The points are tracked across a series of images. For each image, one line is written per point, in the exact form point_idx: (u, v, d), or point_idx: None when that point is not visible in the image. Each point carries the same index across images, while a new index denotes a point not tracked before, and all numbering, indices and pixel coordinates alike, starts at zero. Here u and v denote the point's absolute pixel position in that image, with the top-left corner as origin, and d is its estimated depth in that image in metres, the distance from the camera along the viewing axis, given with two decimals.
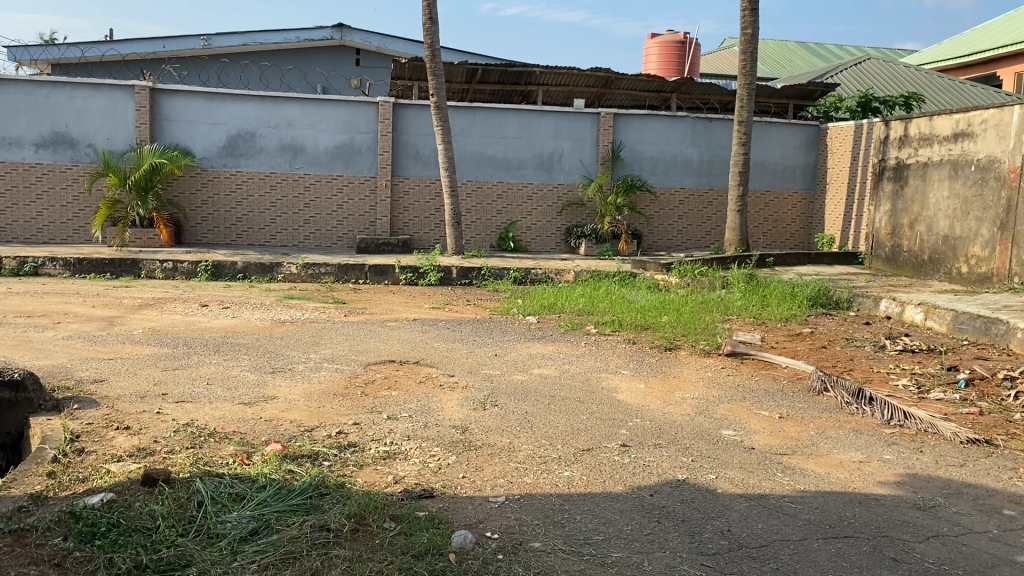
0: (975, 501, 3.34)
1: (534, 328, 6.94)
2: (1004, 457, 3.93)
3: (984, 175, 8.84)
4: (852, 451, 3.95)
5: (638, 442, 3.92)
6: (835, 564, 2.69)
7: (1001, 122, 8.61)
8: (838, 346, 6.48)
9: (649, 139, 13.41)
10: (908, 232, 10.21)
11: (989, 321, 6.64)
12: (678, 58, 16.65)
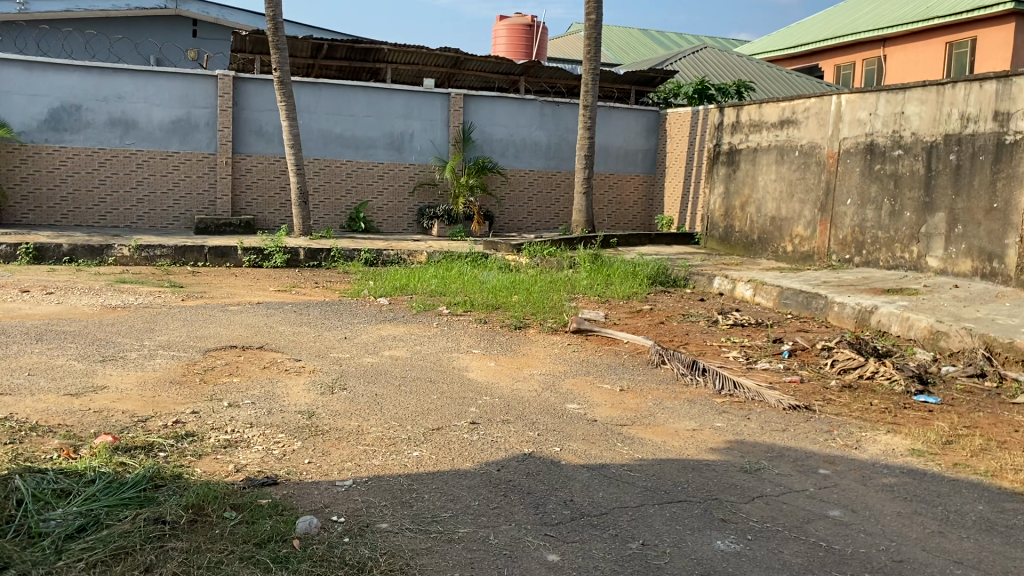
0: (795, 462, 3.61)
1: (385, 310, 6.88)
2: (819, 421, 4.27)
3: (806, 160, 9.48)
4: (686, 420, 4.17)
5: (486, 420, 3.97)
6: (669, 528, 2.84)
7: (821, 110, 9.26)
8: (675, 321, 6.81)
9: (498, 120, 13.52)
10: (739, 213, 10.80)
11: (810, 296, 7.15)
12: (526, 41, 16.85)
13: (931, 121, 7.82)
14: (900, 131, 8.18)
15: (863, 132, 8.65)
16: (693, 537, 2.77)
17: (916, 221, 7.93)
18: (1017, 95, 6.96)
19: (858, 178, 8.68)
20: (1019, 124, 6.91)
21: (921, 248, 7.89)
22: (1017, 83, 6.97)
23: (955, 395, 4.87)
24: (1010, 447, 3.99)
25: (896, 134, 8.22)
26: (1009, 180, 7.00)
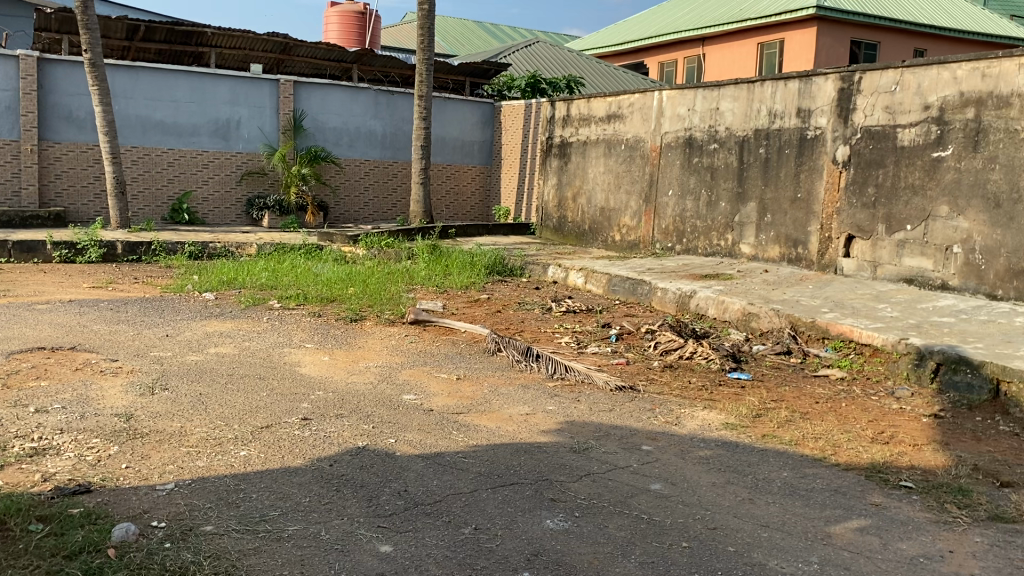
0: (621, 440, 3.78)
1: (212, 305, 6.59)
2: (643, 401, 4.48)
3: (632, 153, 9.89)
4: (520, 405, 4.26)
5: (319, 415, 3.90)
6: (500, 510, 2.90)
7: (645, 105, 9.68)
8: (511, 309, 6.93)
9: (331, 109, 13.25)
10: (571, 203, 11.11)
11: (636, 282, 7.49)
12: (359, 29, 16.59)
13: (743, 117, 8.35)
14: (715, 126, 8.68)
15: (683, 126, 9.11)
16: (524, 518, 2.85)
17: (731, 211, 8.46)
18: (816, 93, 7.55)
19: (679, 170, 9.14)
20: (819, 120, 7.51)
21: (735, 236, 8.43)
22: (816, 83, 7.55)
23: (764, 371, 5.26)
24: (811, 417, 4.35)
25: (712, 128, 8.73)
26: (810, 172, 7.60)
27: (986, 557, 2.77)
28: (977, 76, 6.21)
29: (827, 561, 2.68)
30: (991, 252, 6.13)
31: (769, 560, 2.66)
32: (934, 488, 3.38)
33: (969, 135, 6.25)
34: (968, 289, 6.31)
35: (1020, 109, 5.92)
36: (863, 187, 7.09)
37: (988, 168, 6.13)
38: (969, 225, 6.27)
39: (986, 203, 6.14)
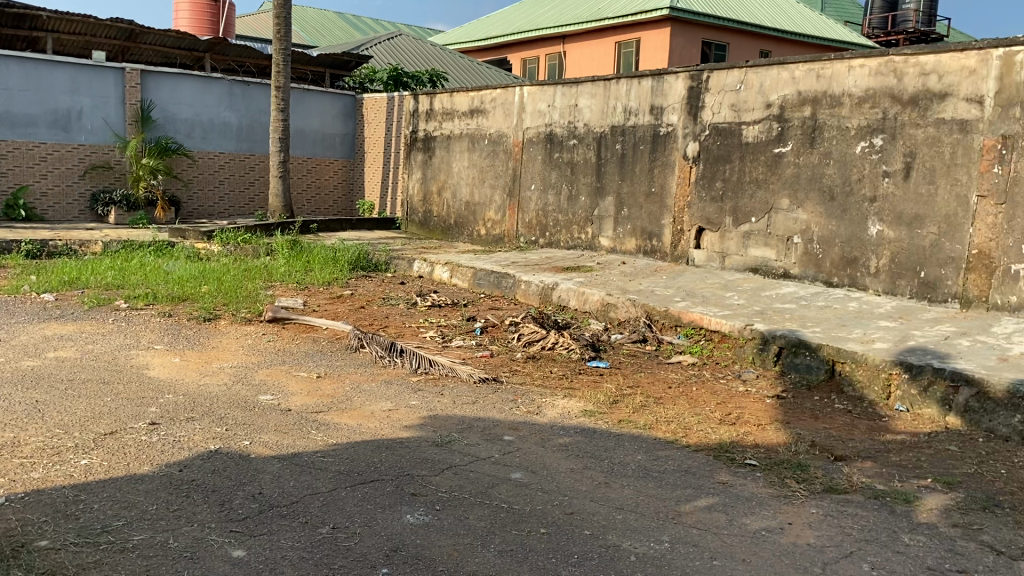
0: (483, 432, 3.81)
1: (51, 307, 6.18)
2: (506, 392, 4.53)
3: (495, 148, 9.97)
4: (382, 401, 4.22)
5: (168, 419, 3.73)
6: (359, 508, 2.86)
7: (506, 101, 9.78)
8: (374, 305, 6.85)
9: (182, 100, 12.69)
10: (436, 198, 11.09)
11: (500, 276, 7.56)
12: (212, 17, 15.94)
13: (600, 113, 8.57)
14: (574, 122, 8.87)
15: (543, 122, 9.26)
16: (384, 515, 2.82)
17: (590, 205, 8.67)
18: (668, 91, 7.83)
19: (540, 165, 9.29)
20: (671, 117, 7.81)
21: (595, 229, 8.65)
22: (667, 81, 7.84)
23: (622, 359, 5.43)
24: (664, 401, 4.54)
25: (571, 124, 8.91)
26: (664, 167, 7.89)
27: (820, 526, 2.97)
28: (812, 77, 6.61)
29: (678, 539, 2.80)
30: (827, 242, 6.56)
31: (623, 541, 2.75)
32: (775, 465, 3.59)
33: (806, 132, 6.66)
34: (807, 276, 6.73)
35: (849, 108, 6.36)
36: (712, 181, 7.43)
37: (823, 163, 6.55)
38: (807, 217, 6.68)
39: (822, 196, 6.56)
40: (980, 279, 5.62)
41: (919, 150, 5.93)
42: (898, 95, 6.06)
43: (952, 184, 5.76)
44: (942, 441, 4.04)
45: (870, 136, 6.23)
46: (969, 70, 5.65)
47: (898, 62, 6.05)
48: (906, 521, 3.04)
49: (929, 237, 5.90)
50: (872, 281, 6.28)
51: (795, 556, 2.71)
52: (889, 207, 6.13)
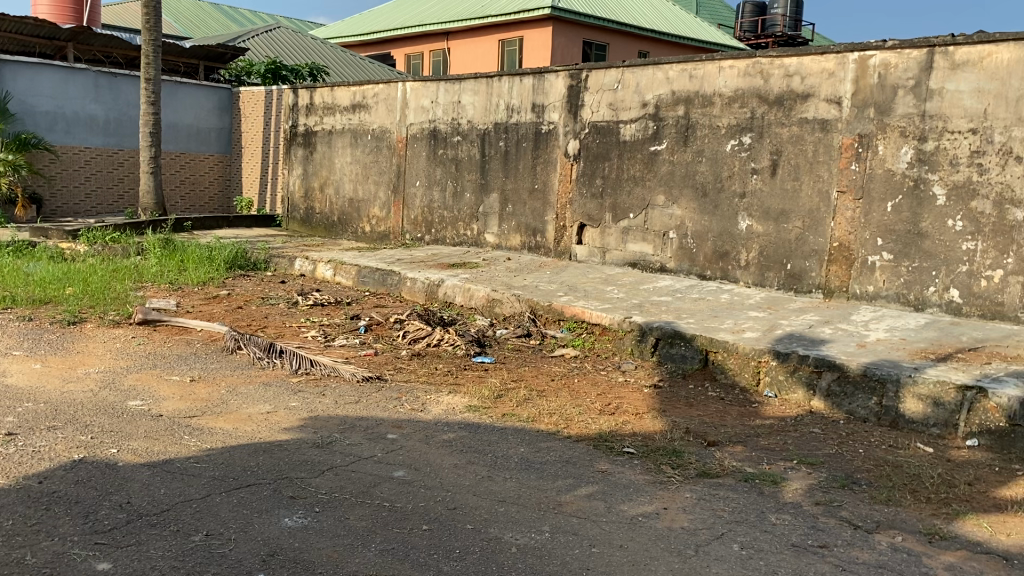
0: (365, 431, 3.77)
1: None
2: (390, 390, 4.50)
3: (378, 144, 9.86)
4: (260, 404, 4.12)
5: (27, 429, 3.52)
6: (235, 514, 2.78)
7: (389, 96, 9.68)
8: (253, 305, 6.66)
9: (42, 91, 11.97)
10: (318, 194, 10.87)
11: (384, 273, 7.50)
12: (75, 4, 15.10)
13: (483, 110, 8.60)
14: (457, 119, 8.87)
15: (426, 118, 9.22)
16: (261, 519, 2.76)
17: (475, 201, 8.71)
18: (549, 89, 7.94)
19: (424, 161, 9.25)
20: (552, 115, 7.92)
21: (480, 225, 8.69)
22: (548, 79, 7.94)
23: (506, 354, 5.48)
24: (547, 394, 4.61)
25: (454, 121, 8.91)
26: (546, 164, 8.00)
27: (693, 510, 3.08)
28: (685, 77, 6.84)
29: (558, 529, 2.85)
30: (701, 237, 6.80)
31: (504, 533, 2.78)
32: (652, 452, 3.71)
33: (680, 131, 6.88)
34: (682, 270, 6.96)
35: (720, 107, 6.61)
36: (592, 178, 7.58)
37: (696, 161, 6.79)
38: (682, 213, 6.91)
39: (696, 192, 6.80)
40: (840, 270, 5.96)
41: (784, 148, 6.23)
42: (764, 96, 6.34)
43: (814, 180, 6.08)
44: (806, 424, 4.26)
45: (740, 135, 6.50)
46: (829, 73, 5.97)
47: (764, 63, 6.33)
48: (772, 501, 3.19)
49: (794, 231, 6.20)
50: (742, 274, 6.56)
51: (670, 540, 2.81)
52: (758, 203, 6.41)
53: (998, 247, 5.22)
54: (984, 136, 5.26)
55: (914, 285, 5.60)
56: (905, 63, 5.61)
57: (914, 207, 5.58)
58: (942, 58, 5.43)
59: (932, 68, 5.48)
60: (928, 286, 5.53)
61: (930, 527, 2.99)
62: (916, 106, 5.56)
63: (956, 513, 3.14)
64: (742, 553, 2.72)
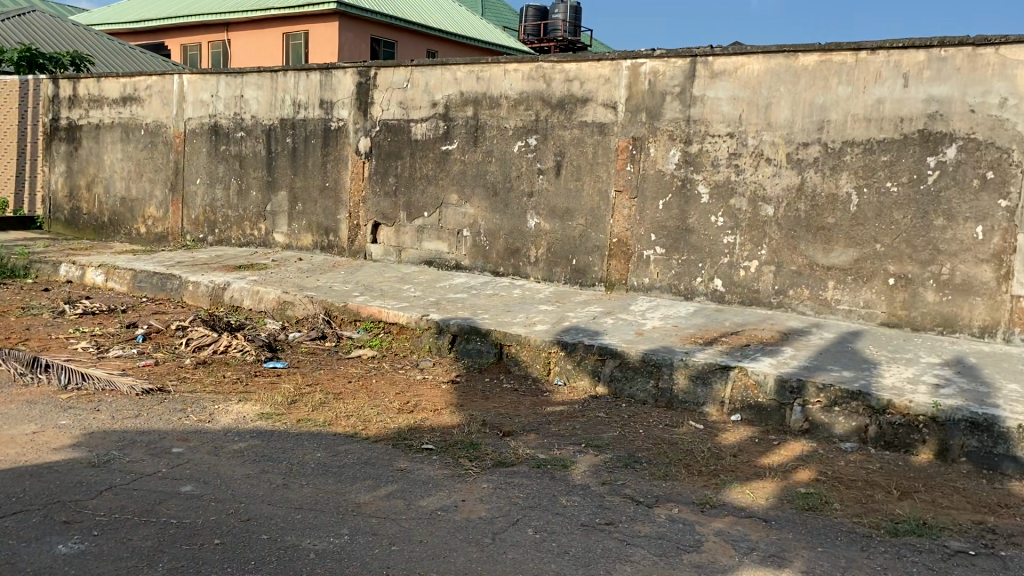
0: (147, 447, 3.55)
1: None
2: (174, 401, 4.27)
3: (153, 139, 9.26)
4: (25, 424, 3.76)
5: None
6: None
7: (164, 89, 9.11)
8: (12, 316, 6.07)
9: None
10: (85, 193, 10.03)
11: (164, 277, 7.09)
12: None
13: (268, 106, 8.32)
14: (240, 114, 8.52)
15: (207, 113, 8.78)
16: (30, 549, 2.54)
17: (262, 200, 8.42)
18: (336, 86, 7.82)
19: (205, 158, 8.81)
20: (340, 113, 7.81)
21: (268, 225, 8.42)
22: (335, 76, 7.82)
23: (299, 357, 5.37)
24: (343, 397, 4.56)
25: (237, 116, 8.55)
26: (336, 162, 7.88)
27: (490, 499, 3.18)
28: (472, 78, 6.99)
29: (357, 531, 2.84)
30: (492, 234, 6.98)
31: (302, 540, 2.74)
32: (449, 447, 3.78)
33: (469, 131, 7.03)
34: (475, 267, 7.12)
35: (507, 108, 6.82)
36: (384, 177, 7.57)
37: (486, 160, 6.96)
38: (473, 211, 7.06)
39: (486, 191, 6.97)
40: (620, 264, 6.35)
41: (567, 149, 6.53)
42: (547, 98, 6.61)
43: (595, 180, 6.42)
44: (593, 410, 4.51)
45: (526, 135, 6.74)
46: (605, 78, 6.32)
47: (546, 67, 6.59)
48: (563, 485, 3.36)
49: (578, 228, 6.52)
50: (531, 269, 6.81)
51: (468, 531, 2.88)
52: (544, 201, 6.68)
53: (754, 240, 5.78)
54: (740, 140, 5.79)
55: (685, 276, 6.07)
56: (671, 71, 6.05)
57: (683, 204, 6.04)
58: (703, 68, 5.92)
59: (695, 76, 5.95)
60: (697, 276, 6.02)
61: (702, 498, 3.27)
62: (683, 111, 6.02)
63: (724, 483, 3.45)
64: (537, 537, 2.84)
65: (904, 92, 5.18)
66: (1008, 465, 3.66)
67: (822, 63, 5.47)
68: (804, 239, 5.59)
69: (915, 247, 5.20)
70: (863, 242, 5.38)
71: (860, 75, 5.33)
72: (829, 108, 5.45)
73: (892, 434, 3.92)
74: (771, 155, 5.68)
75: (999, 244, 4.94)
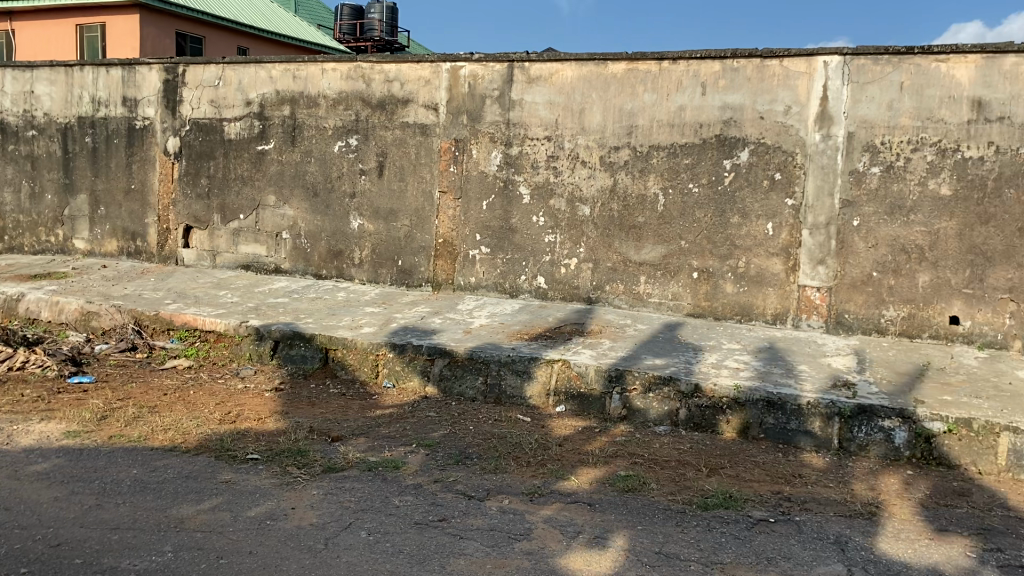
0: None
1: None
2: None
3: None
4: None
5: None
6: None
7: None
8: None
9: None
10: None
11: None
12: None
13: (63, 102, 7.74)
14: (30, 111, 7.88)
15: None
16: None
17: (58, 203, 7.82)
18: (141, 83, 7.41)
19: None
20: (146, 110, 7.41)
21: (67, 230, 7.84)
22: (139, 72, 7.41)
23: (108, 371, 5.06)
24: (159, 410, 4.36)
25: (27, 113, 7.90)
26: (142, 163, 7.47)
27: (320, 505, 3.16)
28: (289, 77, 6.84)
29: (180, 547, 2.75)
30: (314, 236, 6.87)
31: (121, 561, 2.61)
32: (276, 455, 3.71)
33: (286, 131, 6.88)
34: (297, 271, 6.97)
35: (326, 108, 6.73)
36: (197, 178, 7.26)
37: (305, 161, 6.84)
38: (294, 213, 6.92)
39: (307, 192, 6.85)
40: (446, 264, 6.44)
41: (388, 150, 6.54)
42: (367, 99, 6.59)
43: (417, 181, 6.47)
44: (423, 409, 4.56)
45: (346, 136, 6.68)
46: (425, 80, 6.39)
47: (365, 68, 6.57)
48: (395, 485, 3.39)
49: (403, 229, 6.55)
50: (356, 272, 6.76)
51: (299, 538, 2.85)
52: (367, 202, 6.65)
53: (572, 238, 6.04)
54: (556, 142, 6.04)
55: (508, 275, 6.25)
56: (489, 75, 6.21)
57: (504, 205, 6.22)
58: (520, 72, 6.11)
59: (512, 80, 6.14)
60: (520, 275, 6.21)
61: (530, 488, 3.40)
62: (501, 114, 6.19)
63: (551, 472, 3.61)
64: (370, 538, 2.86)
65: (702, 99, 5.60)
66: (799, 438, 4.05)
67: (629, 71, 5.80)
68: (618, 237, 5.91)
69: (716, 243, 5.63)
70: (670, 239, 5.76)
71: (663, 83, 5.71)
72: (637, 113, 5.79)
73: (700, 416, 4.25)
74: (586, 158, 5.96)
75: (787, 239, 5.45)
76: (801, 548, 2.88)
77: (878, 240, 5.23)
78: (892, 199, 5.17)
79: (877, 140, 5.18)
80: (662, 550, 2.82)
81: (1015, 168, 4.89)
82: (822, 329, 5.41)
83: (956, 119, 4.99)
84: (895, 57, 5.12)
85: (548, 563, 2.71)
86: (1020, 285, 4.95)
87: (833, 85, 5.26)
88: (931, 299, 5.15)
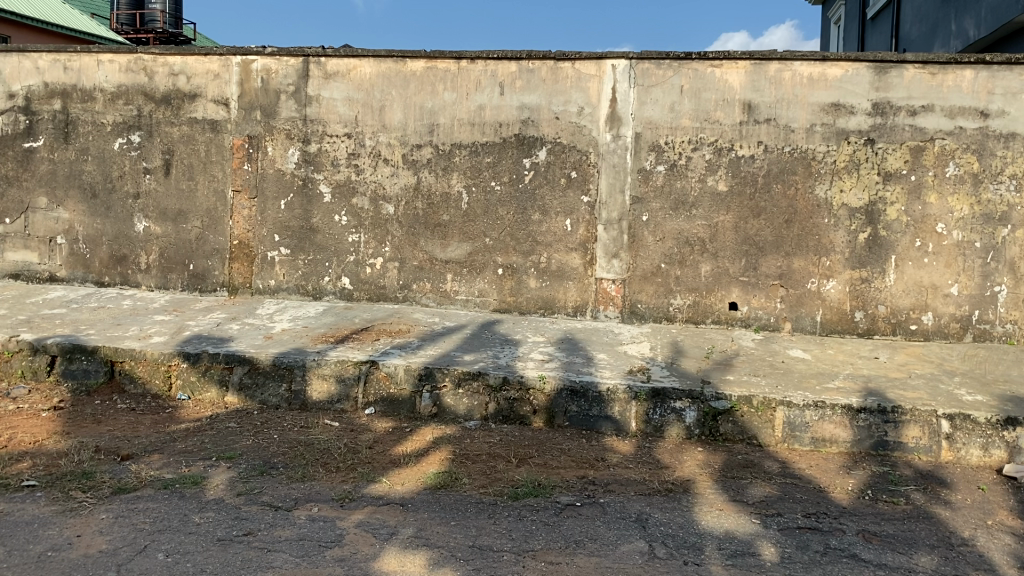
0: None
1: None
2: None
3: None
4: None
5: None
6: None
7: None
8: None
9: None
10: None
11: None
12: None
13: None
14: None
15: None
16: None
17: None
18: None
19: None
20: None
21: None
22: None
23: None
24: None
25: None
26: None
27: (110, 530, 2.92)
28: (58, 68, 6.28)
29: None
30: (93, 241, 6.35)
31: None
32: (56, 480, 3.40)
33: (57, 126, 6.31)
34: (75, 279, 6.42)
35: (103, 103, 6.23)
36: None
37: (81, 160, 6.31)
38: (69, 216, 6.36)
39: (83, 193, 6.32)
40: (242, 267, 6.18)
41: (176, 148, 6.16)
42: (150, 93, 6.17)
43: (209, 180, 6.15)
44: (222, 421, 4.34)
45: (127, 133, 6.23)
46: (214, 74, 6.08)
47: (147, 60, 6.16)
48: (195, 502, 3.20)
49: (194, 231, 6.20)
50: (143, 278, 6.33)
51: (87, 567, 2.63)
52: (153, 203, 6.24)
53: (376, 238, 5.97)
54: (357, 140, 5.94)
55: (311, 276, 6.09)
56: (284, 69, 6.00)
57: (304, 204, 6.04)
58: (316, 68, 5.95)
59: (308, 76, 5.97)
60: (324, 276, 6.07)
61: (340, 493, 3.33)
62: (298, 110, 6.00)
63: (362, 476, 3.55)
64: (168, 560, 2.68)
65: (500, 98, 5.71)
66: (601, 424, 4.24)
67: (428, 69, 5.81)
68: (422, 235, 5.92)
69: (518, 240, 5.77)
70: (474, 237, 5.84)
71: (462, 82, 5.77)
72: (437, 112, 5.82)
73: (508, 409, 4.34)
74: (388, 156, 5.91)
75: (584, 234, 5.68)
76: (606, 529, 3.01)
77: (665, 234, 5.57)
78: (676, 195, 5.53)
79: (661, 140, 5.51)
80: (476, 544, 2.85)
81: (781, 166, 5.37)
82: (618, 319, 5.70)
83: (729, 120, 5.41)
84: (675, 62, 5.47)
85: (361, 567, 2.67)
86: (788, 272, 5.45)
87: (621, 87, 5.55)
88: (713, 287, 5.56)
